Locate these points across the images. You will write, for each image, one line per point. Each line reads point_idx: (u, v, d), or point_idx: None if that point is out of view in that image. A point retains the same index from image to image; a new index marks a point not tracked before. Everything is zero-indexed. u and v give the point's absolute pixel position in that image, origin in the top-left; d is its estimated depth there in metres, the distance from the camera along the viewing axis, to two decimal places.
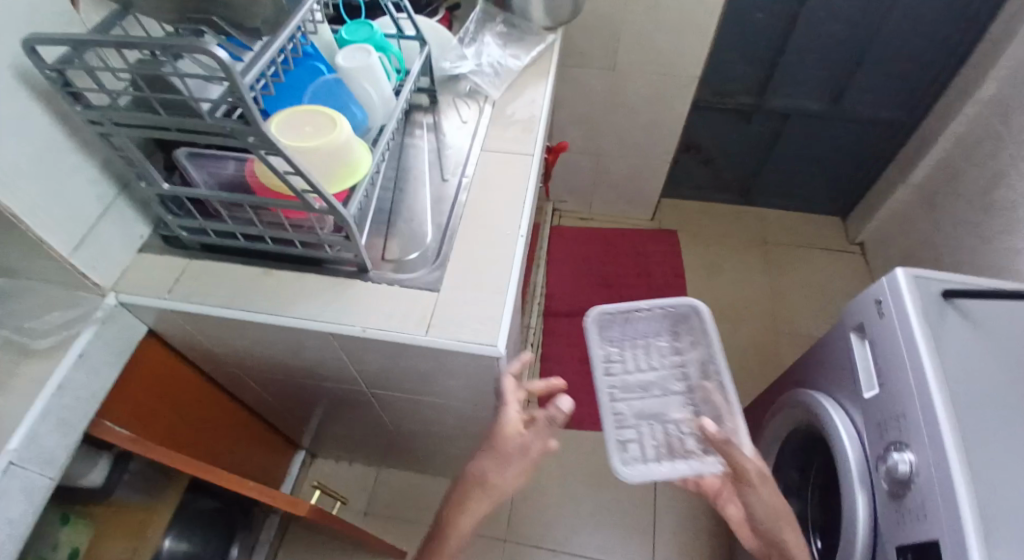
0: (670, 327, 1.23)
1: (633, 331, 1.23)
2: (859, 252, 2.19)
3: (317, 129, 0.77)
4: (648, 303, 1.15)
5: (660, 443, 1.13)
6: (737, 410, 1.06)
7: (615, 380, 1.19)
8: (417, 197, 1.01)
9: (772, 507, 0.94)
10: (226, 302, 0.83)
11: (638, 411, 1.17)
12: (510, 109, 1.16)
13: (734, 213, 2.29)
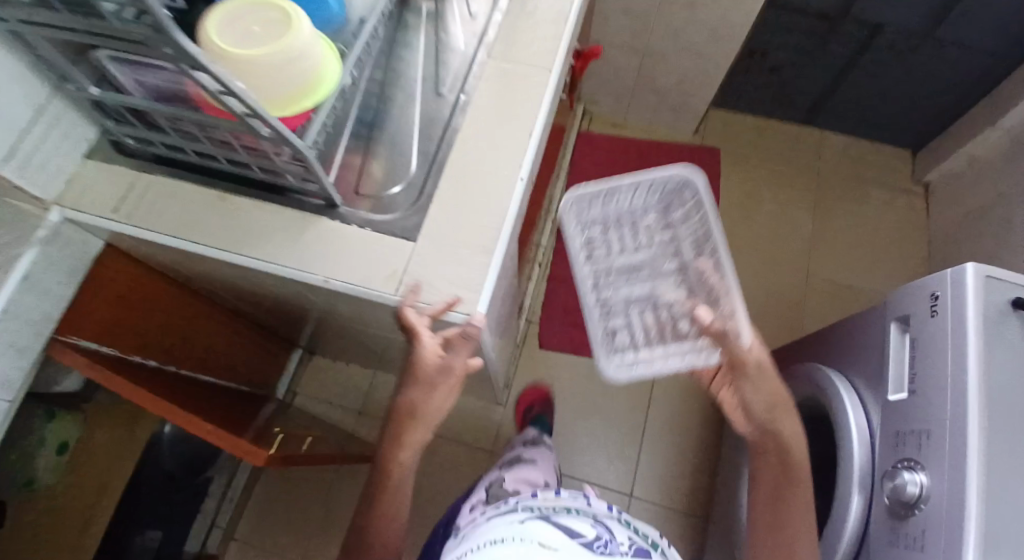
0: (657, 202, 1.05)
1: (614, 212, 1.05)
2: (922, 193, 1.95)
3: (258, 34, 0.61)
4: (631, 175, 0.96)
5: (650, 328, 1.08)
6: (735, 290, 0.95)
7: (597, 264, 1.06)
8: (405, 114, 0.88)
9: (772, 397, 0.86)
10: (178, 229, 0.74)
11: (625, 298, 1.09)
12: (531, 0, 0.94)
13: (789, 134, 2.02)
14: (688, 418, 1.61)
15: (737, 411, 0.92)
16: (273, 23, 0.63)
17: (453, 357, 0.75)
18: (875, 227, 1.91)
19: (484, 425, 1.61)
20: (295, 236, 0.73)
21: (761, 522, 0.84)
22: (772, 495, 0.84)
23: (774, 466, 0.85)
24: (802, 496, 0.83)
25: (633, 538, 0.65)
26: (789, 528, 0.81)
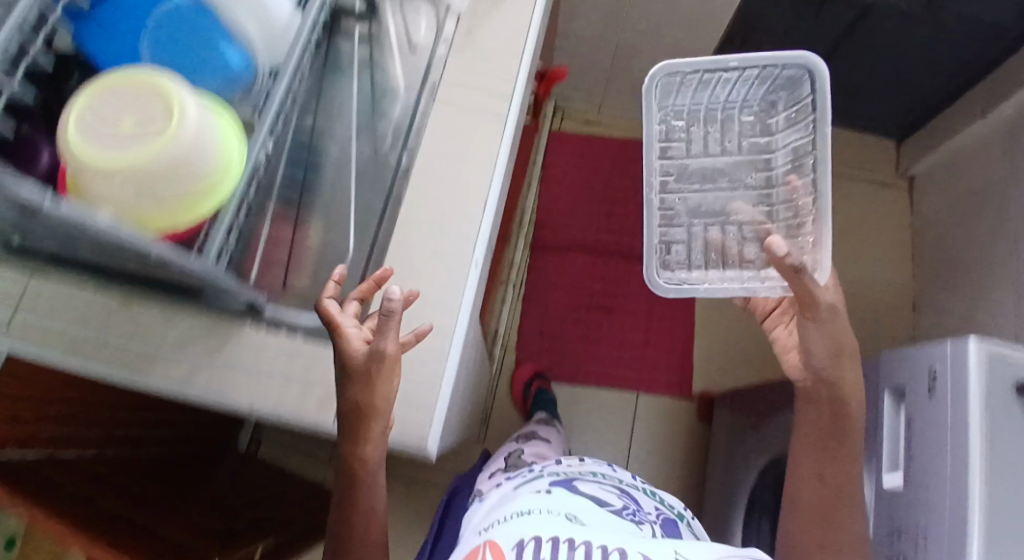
0: (758, 105, 0.94)
1: (716, 105, 0.96)
2: (906, 186, 1.89)
3: (112, 118, 0.47)
4: (737, 58, 0.80)
5: (708, 247, 0.98)
6: (827, 215, 0.80)
7: (672, 160, 0.98)
8: (341, 177, 0.79)
9: (839, 343, 0.71)
10: (79, 351, 0.64)
11: (692, 209, 1.00)
12: (482, 30, 0.77)
13: None
14: (672, 438, 1.58)
15: (796, 369, 0.78)
16: (139, 135, 0.48)
17: (382, 342, 0.54)
18: (860, 223, 1.85)
19: (462, 456, 1.56)
20: (214, 349, 0.64)
21: (799, 492, 0.73)
22: (816, 471, 0.72)
23: (825, 426, 0.72)
24: (843, 471, 0.71)
25: (656, 506, 0.75)
26: (836, 504, 0.70)
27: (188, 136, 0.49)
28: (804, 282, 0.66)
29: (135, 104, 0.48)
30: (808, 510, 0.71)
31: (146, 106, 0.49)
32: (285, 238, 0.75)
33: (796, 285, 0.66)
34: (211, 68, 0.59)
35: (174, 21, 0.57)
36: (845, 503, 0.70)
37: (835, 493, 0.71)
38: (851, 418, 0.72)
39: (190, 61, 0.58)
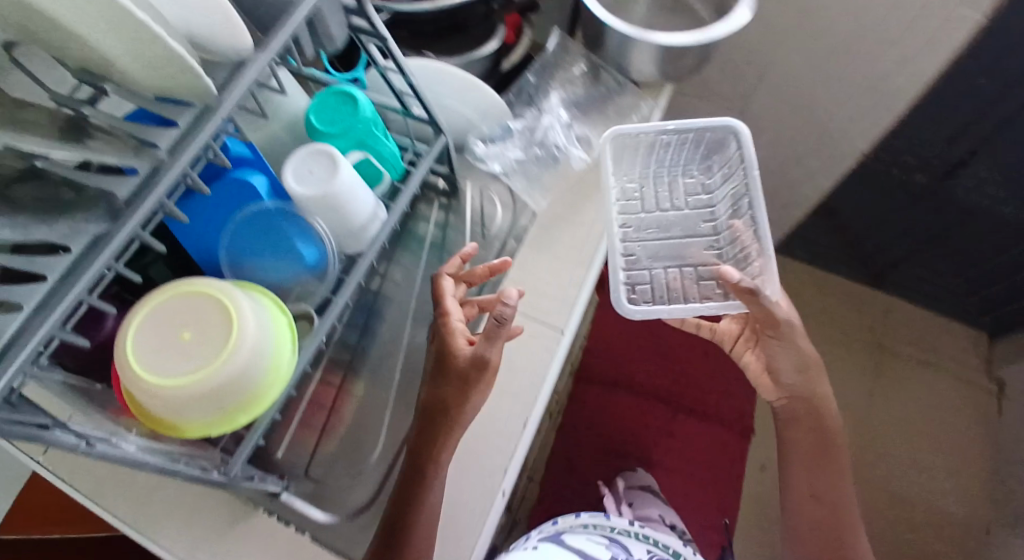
0: (662, 166, 0.89)
1: (659, 171, 0.90)
2: (997, 392, 1.70)
3: (192, 319, 0.51)
4: (676, 121, 0.78)
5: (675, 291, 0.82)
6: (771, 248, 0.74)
7: (625, 216, 0.87)
8: (390, 349, 0.79)
9: (803, 360, 0.82)
10: (100, 497, 0.65)
11: (653, 254, 0.85)
12: (556, 239, 0.77)
13: (851, 295, 1.81)
14: None
15: (771, 388, 0.91)
16: (170, 353, 0.49)
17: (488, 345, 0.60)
18: (938, 421, 1.68)
19: None
20: (236, 518, 0.64)
21: (805, 509, 0.88)
22: (807, 479, 0.88)
23: (809, 440, 0.87)
24: (830, 479, 0.87)
25: (649, 550, 0.79)
26: (827, 501, 0.87)
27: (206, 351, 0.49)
28: (767, 307, 0.70)
29: (205, 346, 0.50)
30: (803, 503, 0.88)
31: (198, 353, 0.50)
32: (326, 404, 0.75)
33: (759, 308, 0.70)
34: (291, 262, 0.61)
35: (256, 224, 0.58)
36: (838, 497, 0.87)
37: (826, 491, 0.87)
38: (827, 428, 0.87)
39: (272, 254, 0.60)
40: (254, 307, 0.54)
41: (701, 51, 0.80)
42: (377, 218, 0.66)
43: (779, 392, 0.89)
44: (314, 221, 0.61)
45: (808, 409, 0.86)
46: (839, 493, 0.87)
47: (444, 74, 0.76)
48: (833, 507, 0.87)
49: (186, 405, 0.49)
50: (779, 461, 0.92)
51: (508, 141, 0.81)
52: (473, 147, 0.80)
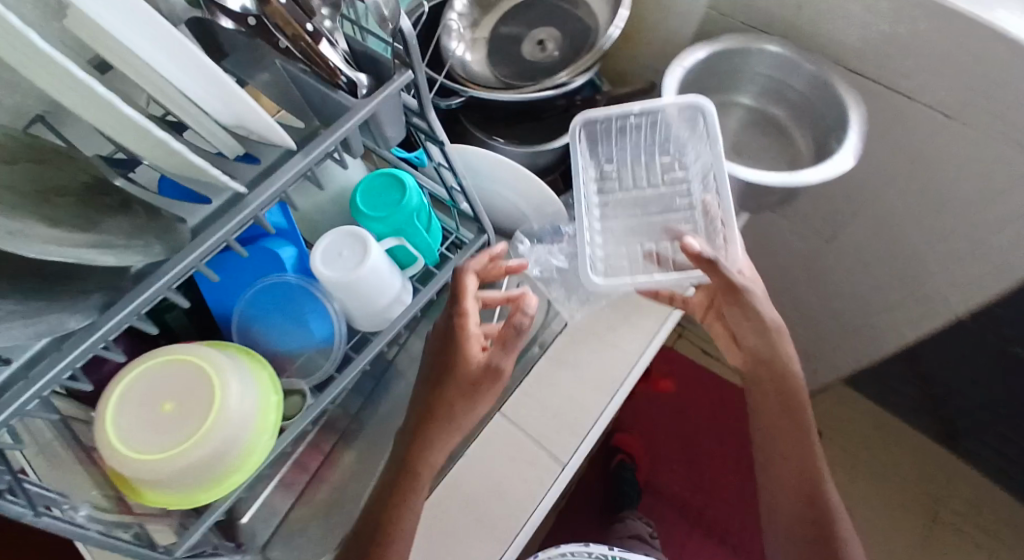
0: (647, 141, 0.80)
1: (641, 151, 0.80)
2: None
3: (186, 393, 0.50)
4: (641, 102, 0.73)
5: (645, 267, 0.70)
6: (733, 207, 0.63)
7: (603, 196, 0.78)
8: (382, 429, 0.75)
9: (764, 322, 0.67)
10: None
11: (629, 231, 0.76)
12: (574, 365, 0.71)
13: (924, 459, 1.56)
14: None
15: (732, 348, 0.74)
16: (152, 428, 0.49)
17: (502, 357, 0.60)
18: None
19: None
20: None
21: (777, 509, 0.68)
22: (782, 462, 0.69)
23: (779, 414, 0.70)
24: (806, 465, 0.67)
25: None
26: (811, 505, 0.66)
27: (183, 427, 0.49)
28: (727, 278, 0.62)
29: (181, 425, 0.49)
30: (782, 502, 0.68)
31: (171, 431, 0.49)
32: (309, 469, 0.72)
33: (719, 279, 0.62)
34: (299, 338, 0.59)
35: (274, 295, 0.58)
36: (819, 490, 0.66)
37: (808, 482, 0.67)
38: (797, 399, 0.69)
39: (282, 326, 0.58)
40: (244, 406, 0.52)
41: (783, 190, 0.72)
42: (401, 302, 0.64)
43: (744, 354, 0.72)
44: (331, 300, 0.59)
45: (769, 369, 0.70)
46: (822, 483, 0.67)
47: (501, 166, 0.71)
48: (816, 494, 0.66)
49: (132, 478, 0.48)
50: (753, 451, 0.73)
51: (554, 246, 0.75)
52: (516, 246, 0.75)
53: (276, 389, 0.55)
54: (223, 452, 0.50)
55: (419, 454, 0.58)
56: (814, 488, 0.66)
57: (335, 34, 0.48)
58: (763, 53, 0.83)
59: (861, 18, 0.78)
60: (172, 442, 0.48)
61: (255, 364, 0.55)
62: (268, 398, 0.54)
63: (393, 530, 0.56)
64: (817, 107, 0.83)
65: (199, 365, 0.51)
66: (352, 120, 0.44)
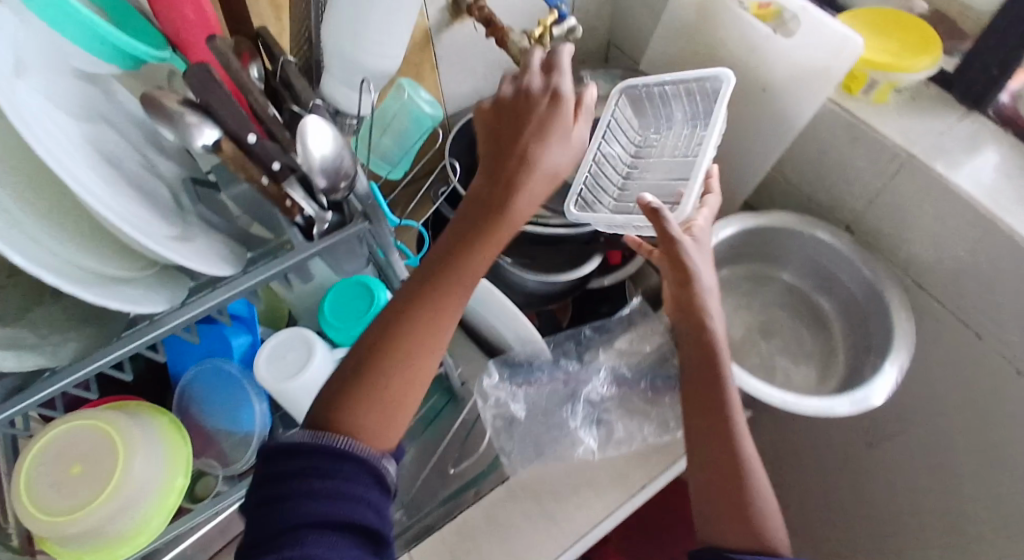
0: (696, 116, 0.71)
1: (684, 124, 0.72)
2: None
3: (95, 459, 0.52)
4: (671, 71, 0.65)
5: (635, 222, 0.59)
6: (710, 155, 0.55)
7: (634, 162, 0.72)
8: None
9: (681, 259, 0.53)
10: None
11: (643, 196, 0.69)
12: (490, 531, 0.63)
13: None
14: None
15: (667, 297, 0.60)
16: (78, 489, 0.50)
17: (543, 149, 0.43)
18: None
19: None
20: None
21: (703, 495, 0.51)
22: (699, 434, 0.53)
23: (700, 371, 0.55)
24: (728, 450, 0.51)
25: None
26: (731, 493, 0.49)
27: (99, 472, 0.51)
28: (672, 240, 0.52)
29: (76, 495, 0.50)
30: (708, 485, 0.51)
31: (94, 482, 0.51)
32: (213, 546, 0.69)
33: (663, 237, 0.52)
34: (224, 424, 0.59)
35: (213, 377, 0.58)
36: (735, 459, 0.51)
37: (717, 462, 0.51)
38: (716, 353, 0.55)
39: (213, 410, 0.59)
40: (142, 489, 0.53)
41: (784, 401, 0.63)
42: None
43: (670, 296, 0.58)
44: (259, 399, 0.59)
45: (689, 319, 0.57)
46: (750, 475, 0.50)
47: (490, 300, 0.67)
48: (734, 472, 0.50)
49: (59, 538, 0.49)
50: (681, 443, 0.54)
51: (519, 388, 0.70)
52: (483, 379, 0.70)
53: (185, 476, 0.57)
54: (152, 475, 0.54)
55: (452, 271, 0.41)
56: (734, 469, 0.50)
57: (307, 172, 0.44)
58: (813, 239, 0.76)
59: (932, 237, 0.68)
60: (106, 481, 0.51)
61: (173, 445, 0.56)
62: (170, 484, 0.55)
63: (398, 351, 0.39)
64: (865, 314, 0.74)
65: (115, 439, 0.52)
66: (294, 259, 0.44)
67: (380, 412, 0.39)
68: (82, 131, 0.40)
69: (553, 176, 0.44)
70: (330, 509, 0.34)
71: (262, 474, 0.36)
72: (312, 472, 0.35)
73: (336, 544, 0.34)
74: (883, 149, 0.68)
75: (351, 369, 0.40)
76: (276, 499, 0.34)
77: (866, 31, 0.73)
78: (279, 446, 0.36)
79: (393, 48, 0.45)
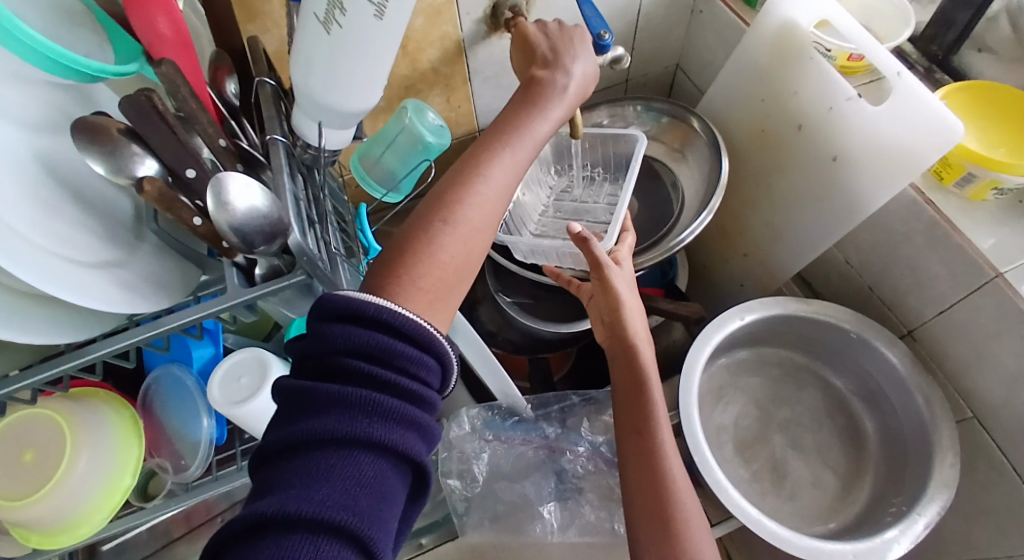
0: (608, 169, 0.72)
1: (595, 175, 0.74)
2: None
3: (45, 444, 0.49)
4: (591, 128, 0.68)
5: (563, 253, 0.61)
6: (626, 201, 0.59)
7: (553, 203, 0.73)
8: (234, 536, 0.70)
9: (603, 280, 0.51)
10: None
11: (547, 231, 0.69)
12: None
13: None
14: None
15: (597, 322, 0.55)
16: (28, 474, 0.48)
17: (553, 71, 0.46)
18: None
19: None
20: None
21: (637, 493, 0.46)
22: (629, 435, 0.49)
23: (626, 392, 0.50)
24: (646, 451, 0.47)
25: None
26: (652, 483, 0.46)
27: (48, 457, 0.49)
28: (600, 267, 0.51)
29: (24, 483, 0.48)
30: (635, 475, 0.47)
31: (43, 467, 0.48)
32: (168, 535, 0.69)
33: (592, 266, 0.51)
34: (177, 428, 0.57)
35: (173, 382, 0.57)
36: (658, 462, 0.46)
37: (649, 450, 0.47)
38: (645, 368, 0.50)
39: (166, 422, 0.57)
40: (84, 485, 0.48)
41: (771, 530, 0.55)
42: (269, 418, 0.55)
43: (600, 323, 0.54)
44: (208, 416, 0.57)
45: (614, 345, 0.52)
46: (675, 476, 0.46)
47: (474, 350, 0.61)
48: (660, 476, 0.46)
49: (16, 522, 0.47)
50: (620, 444, 0.49)
51: (487, 443, 0.65)
52: (450, 428, 0.65)
53: (134, 476, 0.51)
54: (101, 460, 0.50)
55: (492, 153, 0.40)
56: (661, 472, 0.46)
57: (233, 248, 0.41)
58: (858, 339, 0.65)
59: (1011, 375, 0.56)
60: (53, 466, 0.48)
61: (126, 443, 0.51)
62: (116, 483, 0.50)
63: (452, 213, 0.37)
64: (907, 442, 0.63)
65: (60, 428, 0.49)
66: (222, 305, 0.40)
67: (427, 303, 0.35)
68: (28, 142, 0.37)
69: (566, 91, 0.45)
70: (395, 430, 0.29)
71: (319, 349, 0.31)
72: (388, 379, 0.30)
73: (390, 470, 0.29)
74: (966, 261, 0.56)
75: (401, 244, 0.36)
76: (338, 394, 0.29)
77: (965, 117, 0.61)
78: (343, 323, 0.31)
79: (363, 89, 0.40)
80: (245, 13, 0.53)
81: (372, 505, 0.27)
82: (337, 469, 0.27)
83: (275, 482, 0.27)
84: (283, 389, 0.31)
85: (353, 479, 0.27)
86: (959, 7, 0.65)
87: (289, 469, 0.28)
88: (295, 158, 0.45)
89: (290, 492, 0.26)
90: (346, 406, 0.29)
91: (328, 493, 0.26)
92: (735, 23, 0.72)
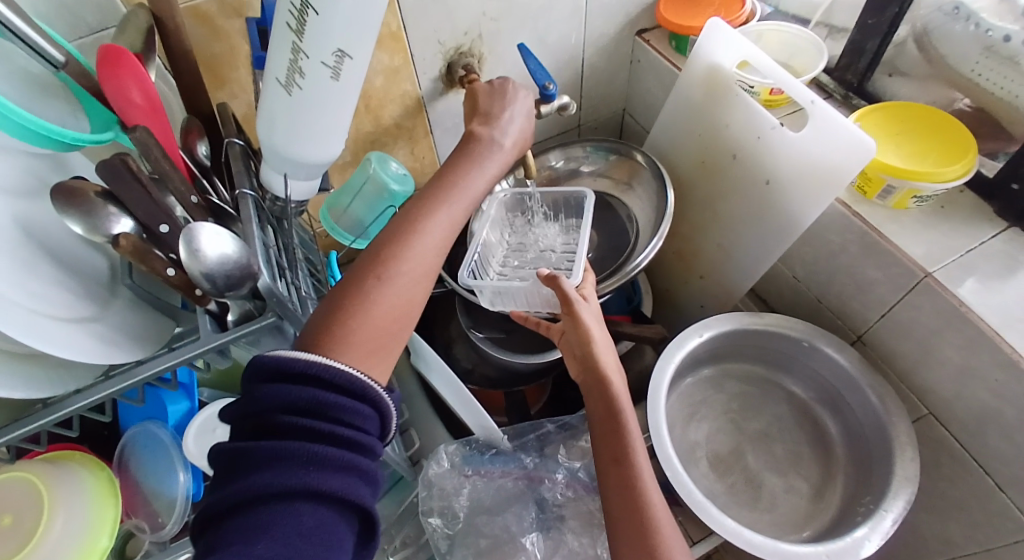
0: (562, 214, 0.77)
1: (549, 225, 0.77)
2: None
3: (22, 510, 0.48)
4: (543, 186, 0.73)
5: (531, 294, 0.63)
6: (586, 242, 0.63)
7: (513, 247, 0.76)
8: None
9: (570, 316, 0.54)
10: None
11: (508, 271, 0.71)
12: None
13: None
14: None
15: (568, 357, 0.58)
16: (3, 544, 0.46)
17: (489, 130, 0.51)
18: None
19: None
20: None
21: (620, 524, 0.47)
22: (609, 465, 0.50)
23: (604, 424, 0.52)
24: (624, 476, 0.49)
25: None
26: (634, 509, 0.47)
27: (24, 523, 0.47)
28: (569, 302, 0.54)
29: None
30: (616, 507, 0.48)
31: (17, 535, 0.47)
32: None
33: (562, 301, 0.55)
34: (151, 485, 0.57)
35: (146, 439, 0.58)
36: (637, 490, 0.48)
37: (629, 481, 0.49)
38: (615, 397, 0.52)
39: (141, 480, 0.57)
40: (61, 546, 0.47)
41: (751, 543, 0.56)
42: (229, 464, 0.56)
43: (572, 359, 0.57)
44: (185, 469, 0.57)
45: (586, 377, 0.54)
46: (654, 500, 0.48)
47: (446, 384, 0.63)
48: (642, 505, 0.47)
49: None
50: (599, 476, 0.51)
51: (467, 478, 0.66)
52: (430, 467, 0.66)
53: (111, 537, 0.50)
54: (78, 523, 0.48)
55: (432, 209, 0.44)
56: (643, 501, 0.47)
57: (206, 301, 0.43)
58: (814, 349, 0.68)
59: (957, 369, 0.59)
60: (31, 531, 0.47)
61: (103, 502, 0.51)
62: (93, 544, 0.48)
63: (390, 270, 0.40)
64: (870, 443, 0.66)
65: (39, 491, 0.48)
66: (195, 350, 0.42)
67: (366, 355, 0.37)
68: (8, 208, 0.40)
69: (500, 146, 0.50)
70: (334, 477, 0.31)
71: (256, 408, 0.33)
72: (323, 429, 0.32)
73: (333, 517, 0.31)
74: (900, 265, 0.60)
75: (343, 297, 0.39)
76: (274, 451, 0.31)
77: (883, 134, 0.68)
78: (276, 381, 0.33)
79: (319, 143, 0.43)
80: (214, 82, 0.58)
81: (316, 552, 0.29)
82: (277, 523, 0.29)
83: (217, 544, 0.29)
84: (222, 453, 0.33)
85: (294, 530, 0.29)
86: (868, 38, 0.72)
87: (230, 530, 0.30)
88: (264, 211, 0.48)
89: (229, 552, 0.28)
90: (283, 461, 0.31)
91: (267, 547, 0.28)
92: (669, 69, 0.79)
